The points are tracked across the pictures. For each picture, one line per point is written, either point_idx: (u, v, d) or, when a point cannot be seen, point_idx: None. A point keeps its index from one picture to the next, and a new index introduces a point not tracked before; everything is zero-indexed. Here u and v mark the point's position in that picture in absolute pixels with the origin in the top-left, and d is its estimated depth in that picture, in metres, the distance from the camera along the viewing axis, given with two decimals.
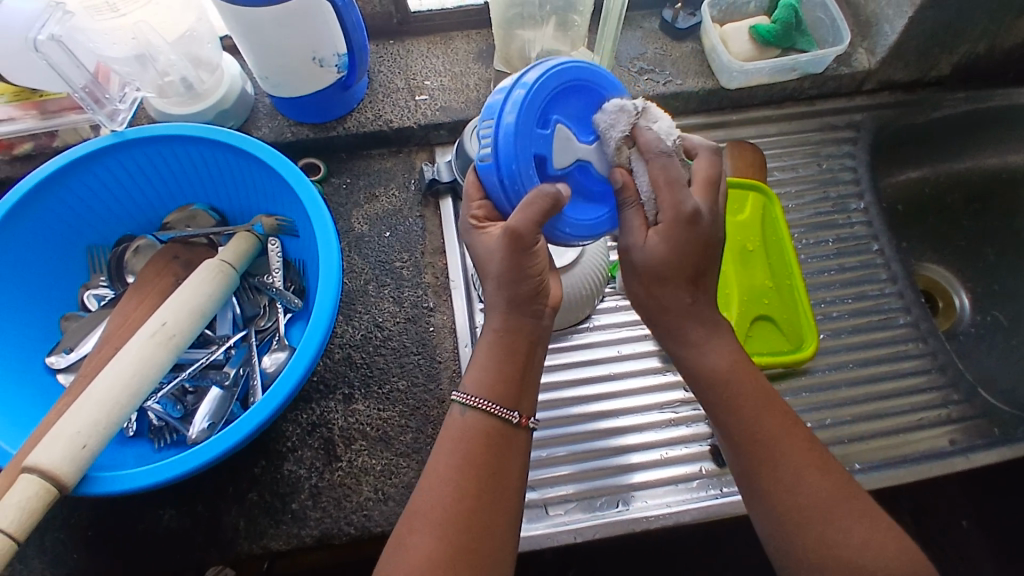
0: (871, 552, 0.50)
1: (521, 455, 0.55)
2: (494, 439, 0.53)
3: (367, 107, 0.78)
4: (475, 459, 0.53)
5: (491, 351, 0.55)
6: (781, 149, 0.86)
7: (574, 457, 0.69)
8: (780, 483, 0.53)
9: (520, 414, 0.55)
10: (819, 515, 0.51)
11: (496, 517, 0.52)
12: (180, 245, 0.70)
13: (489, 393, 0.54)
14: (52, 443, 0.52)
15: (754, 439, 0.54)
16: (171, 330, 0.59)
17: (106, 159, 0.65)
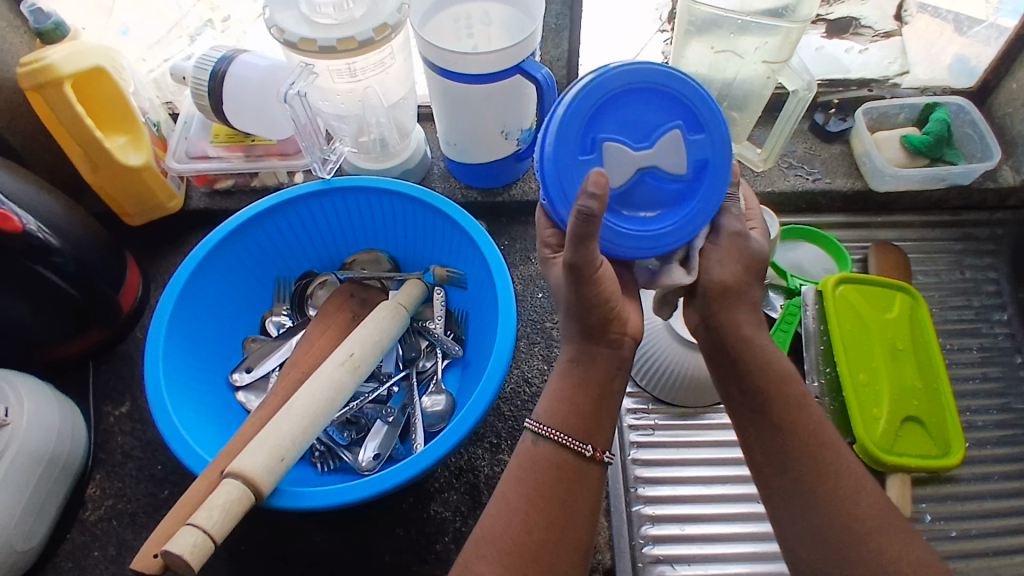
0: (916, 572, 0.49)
1: (592, 490, 0.55)
2: (566, 470, 0.55)
3: (531, 178, 0.84)
4: (546, 489, 0.54)
5: (563, 384, 0.58)
6: (924, 254, 0.87)
7: (707, 538, 0.67)
8: (837, 508, 0.51)
9: (594, 447, 0.56)
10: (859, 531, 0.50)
11: (558, 557, 0.53)
12: (355, 285, 0.76)
13: (560, 425, 0.56)
14: (256, 451, 0.55)
15: (802, 446, 0.54)
16: (357, 360, 0.65)
17: (312, 203, 0.73)
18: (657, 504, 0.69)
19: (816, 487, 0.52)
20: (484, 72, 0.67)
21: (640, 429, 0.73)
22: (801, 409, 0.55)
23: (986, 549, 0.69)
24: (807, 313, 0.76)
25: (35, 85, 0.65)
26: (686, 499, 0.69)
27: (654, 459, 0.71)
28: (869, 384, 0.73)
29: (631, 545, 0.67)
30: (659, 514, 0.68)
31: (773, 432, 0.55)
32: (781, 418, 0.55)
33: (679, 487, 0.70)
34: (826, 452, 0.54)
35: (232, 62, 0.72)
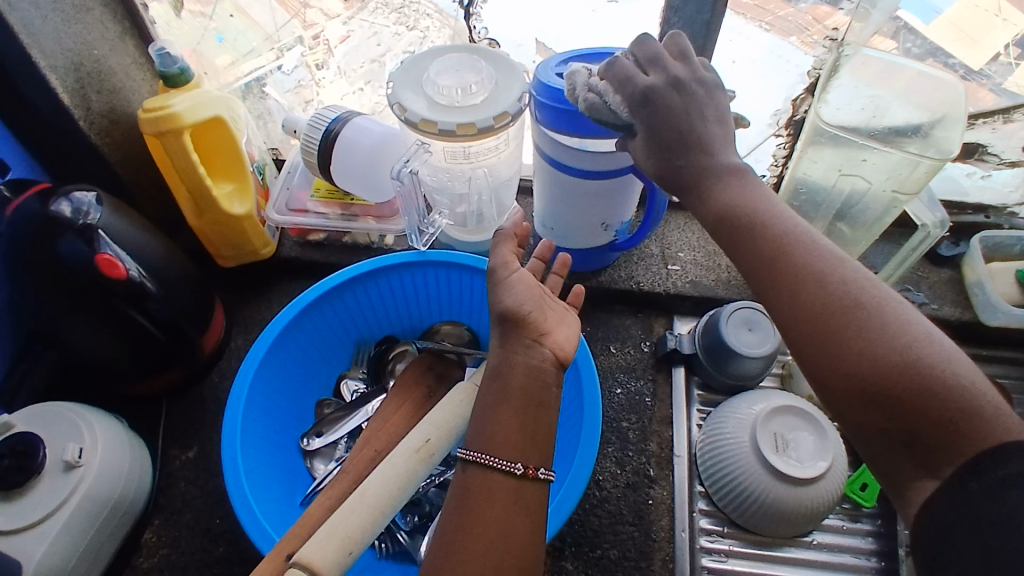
0: (911, 348, 0.40)
1: (531, 511, 0.47)
2: (494, 492, 0.47)
3: (621, 266, 0.83)
4: (477, 518, 0.46)
5: (480, 404, 0.51)
6: None
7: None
8: (853, 356, 0.41)
9: (526, 463, 0.48)
10: (847, 318, 0.42)
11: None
12: (433, 357, 0.74)
13: (488, 444, 0.49)
14: (326, 542, 0.54)
15: (778, 254, 0.46)
16: (432, 448, 0.62)
17: (404, 272, 0.72)
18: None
19: (797, 292, 0.44)
20: (595, 168, 0.66)
21: (714, 555, 0.68)
22: (778, 240, 0.46)
23: None
24: None
25: (157, 132, 0.66)
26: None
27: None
28: None
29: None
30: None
31: (770, 284, 0.46)
32: (768, 267, 0.46)
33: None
34: (807, 285, 0.44)
35: (346, 125, 0.72)
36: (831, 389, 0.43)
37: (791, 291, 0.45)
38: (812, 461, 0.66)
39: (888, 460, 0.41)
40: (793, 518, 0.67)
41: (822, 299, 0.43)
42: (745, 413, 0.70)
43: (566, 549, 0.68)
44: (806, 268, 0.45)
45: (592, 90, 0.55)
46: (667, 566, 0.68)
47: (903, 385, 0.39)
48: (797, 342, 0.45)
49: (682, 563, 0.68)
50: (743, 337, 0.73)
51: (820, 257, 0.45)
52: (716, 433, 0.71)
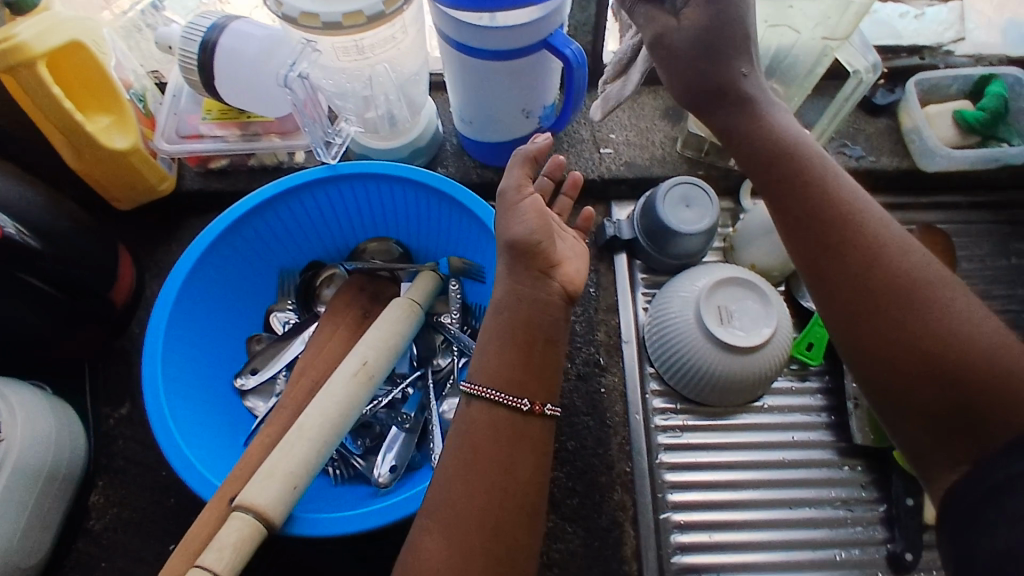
0: (967, 326, 0.42)
1: (533, 449, 0.52)
2: (501, 428, 0.52)
3: (551, 156, 0.78)
4: (484, 455, 0.51)
5: (492, 334, 0.55)
6: (968, 238, 0.81)
7: (734, 546, 0.66)
8: (914, 337, 0.43)
9: (532, 401, 0.53)
10: (913, 290, 0.44)
11: (505, 519, 0.50)
12: (365, 277, 0.71)
13: (494, 378, 0.53)
14: (266, 482, 0.52)
15: (845, 218, 0.47)
16: (371, 370, 0.60)
17: (317, 191, 0.67)
18: (687, 509, 0.67)
19: (845, 256, 0.47)
20: (511, 46, 0.60)
21: (669, 430, 0.70)
22: (846, 208, 0.48)
23: None
24: None
25: (7, 68, 0.57)
26: (714, 507, 0.67)
27: (683, 463, 0.68)
28: None
29: (661, 556, 0.65)
30: (682, 521, 0.66)
31: (831, 249, 0.47)
32: (834, 234, 0.47)
33: (714, 495, 0.67)
34: (886, 251, 0.46)
35: (223, 32, 0.65)
36: (875, 373, 0.45)
37: (847, 264, 0.46)
38: (756, 328, 0.66)
39: (925, 448, 0.43)
40: (741, 385, 0.68)
41: (875, 270, 0.45)
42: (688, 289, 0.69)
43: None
44: (913, 249, 0.45)
45: None
46: (624, 449, 0.69)
47: (946, 359, 0.42)
48: (847, 318, 0.46)
49: (639, 443, 0.69)
50: (680, 213, 0.71)
51: (882, 228, 0.47)
52: (661, 314, 0.70)
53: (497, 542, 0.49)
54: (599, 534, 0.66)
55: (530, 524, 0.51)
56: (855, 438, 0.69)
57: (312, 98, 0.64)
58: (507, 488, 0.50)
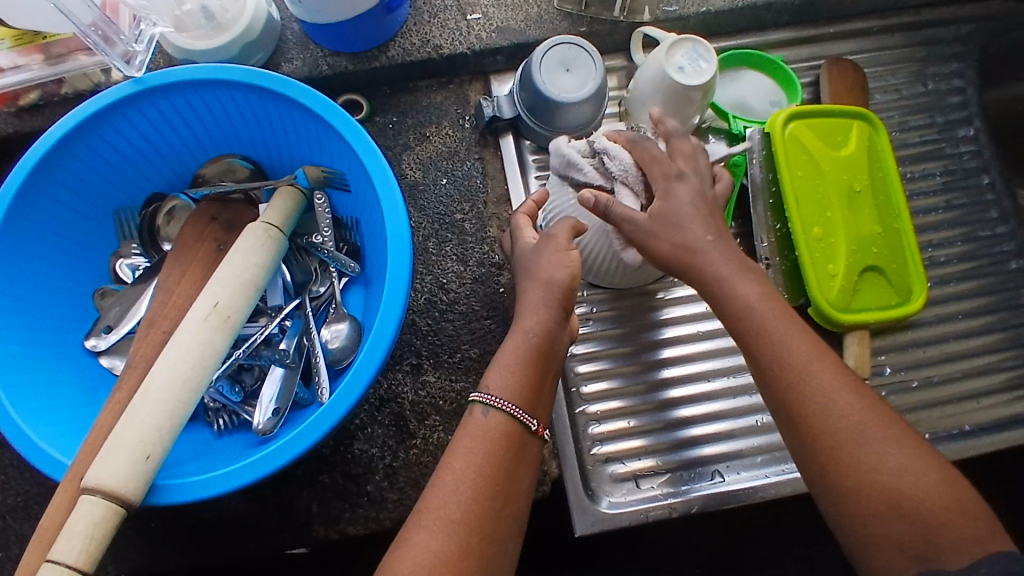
0: (910, 476, 0.46)
1: (530, 468, 0.51)
2: (512, 440, 0.50)
3: (412, 31, 0.67)
4: (495, 461, 0.49)
5: (519, 356, 0.52)
6: (883, 67, 0.75)
7: (667, 426, 0.64)
8: (812, 421, 0.49)
9: (539, 422, 0.52)
10: (852, 438, 0.47)
11: (501, 526, 0.48)
12: (216, 203, 0.62)
13: (512, 395, 0.51)
14: (112, 458, 0.45)
15: (784, 364, 0.50)
16: (226, 311, 0.52)
17: (129, 111, 0.56)
18: (618, 397, 0.64)
19: (790, 414, 0.49)
20: None
21: (593, 322, 0.66)
22: (777, 331, 0.50)
23: (949, 396, 0.65)
24: (754, 162, 0.67)
25: None
26: (649, 393, 0.64)
27: (604, 351, 0.65)
28: (827, 240, 0.65)
29: (593, 446, 0.63)
30: (608, 411, 0.64)
31: (771, 381, 0.50)
32: (780, 401, 0.50)
33: (649, 377, 0.65)
34: (821, 424, 0.48)
35: None
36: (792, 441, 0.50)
37: (791, 384, 0.49)
38: None
39: (896, 565, 0.46)
40: (639, 268, 0.62)
41: (789, 381, 0.49)
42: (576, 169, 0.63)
43: (429, 367, 0.63)
44: (820, 363, 0.49)
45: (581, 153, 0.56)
46: None
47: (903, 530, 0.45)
48: (762, 384, 0.51)
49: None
50: (558, 80, 0.62)
51: (818, 378, 0.49)
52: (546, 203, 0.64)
53: (493, 543, 0.47)
54: None
55: (515, 529, 0.49)
56: None
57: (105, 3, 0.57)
58: (509, 498, 0.49)
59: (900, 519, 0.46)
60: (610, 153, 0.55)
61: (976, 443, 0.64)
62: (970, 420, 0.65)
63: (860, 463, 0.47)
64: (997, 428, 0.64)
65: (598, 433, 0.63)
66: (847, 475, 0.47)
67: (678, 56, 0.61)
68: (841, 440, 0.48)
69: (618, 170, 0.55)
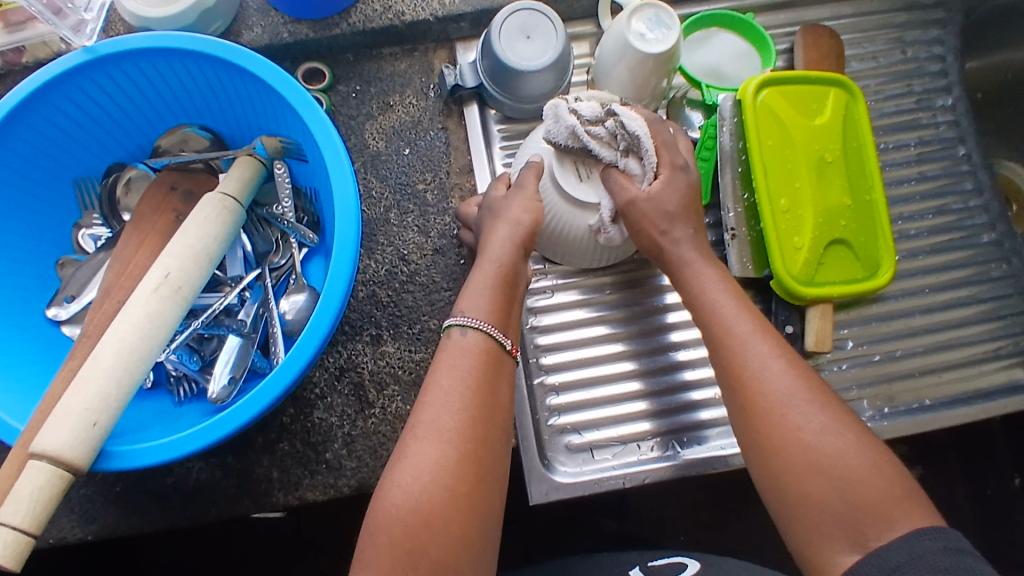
0: (829, 434, 0.48)
1: (509, 379, 0.52)
2: (490, 354, 0.51)
3: None
4: (477, 384, 0.49)
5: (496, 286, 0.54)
6: (861, 33, 0.72)
7: (670, 390, 0.65)
8: (747, 380, 0.51)
9: (512, 343, 0.53)
10: (785, 399, 0.50)
11: (493, 444, 0.49)
12: (177, 173, 0.62)
13: (489, 316, 0.52)
14: (59, 423, 0.46)
15: (728, 332, 0.53)
16: (176, 282, 0.52)
17: (82, 80, 0.56)
18: (623, 360, 0.65)
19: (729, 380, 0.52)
20: None
21: (578, 290, 0.67)
22: (728, 306, 0.55)
23: (912, 369, 0.65)
24: (724, 129, 0.65)
25: None
26: (656, 354, 0.66)
27: (606, 317, 0.66)
28: (794, 211, 0.64)
29: (604, 409, 0.64)
30: (611, 375, 0.65)
31: (719, 349, 0.54)
32: (722, 369, 0.53)
33: (656, 340, 0.66)
34: (759, 384, 0.51)
35: None
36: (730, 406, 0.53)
37: (734, 350, 0.52)
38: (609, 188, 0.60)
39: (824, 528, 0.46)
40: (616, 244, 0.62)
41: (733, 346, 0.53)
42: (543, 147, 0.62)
43: (390, 340, 0.63)
44: (758, 337, 0.52)
45: (575, 114, 0.56)
46: None
47: (814, 482, 0.47)
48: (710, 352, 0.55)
49: (564, 301, 0.66)
50: (518, 48, 0.61)
51: (759, 344, 0.52)
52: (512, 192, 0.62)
53: (487, 451, 0.48)
54: None
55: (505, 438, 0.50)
56: (733, 270, 0.65)
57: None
58: (496, 407, 0.49)
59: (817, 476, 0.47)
60: (622, 117, 0.56)
61: (936, 417, 0.63)
62: (930, 394, 0.64)
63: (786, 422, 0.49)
64: (958, 403, 0.64)
65: (605, 397, 0.64)
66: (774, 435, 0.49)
67: (638, 22, 0.60)
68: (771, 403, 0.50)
69: (630, 136, 0.56)
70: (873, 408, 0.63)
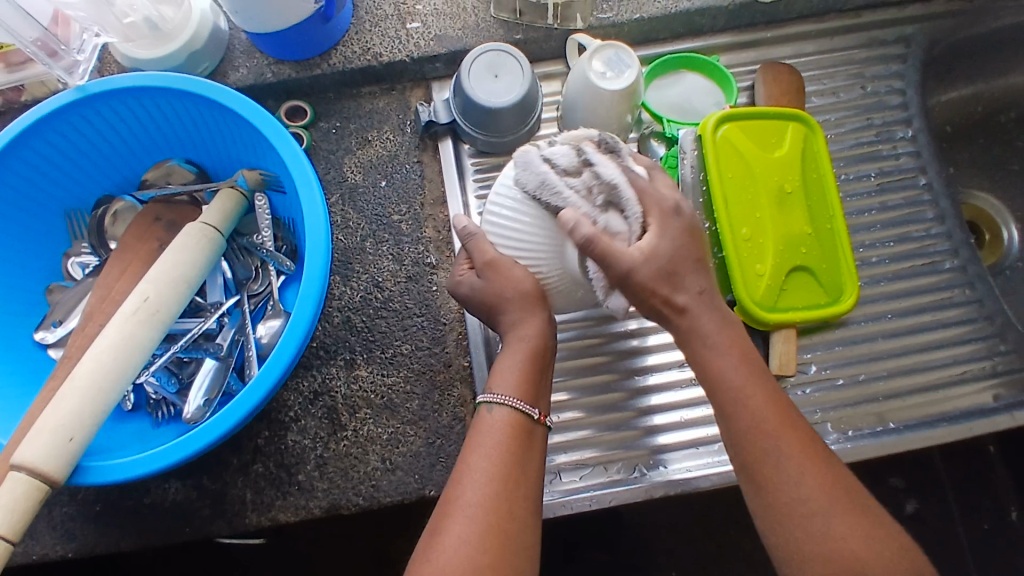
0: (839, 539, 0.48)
1: (540, 450, 0.54)
2: (521, 428, 0.53)
3: (353, 40, 0.70)
4: (504, 456, 0.51)
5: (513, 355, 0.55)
6: (821, 69, 0.75)
7: (662, 409, 0.66)
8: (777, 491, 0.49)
9: (541, 410, 0.55)
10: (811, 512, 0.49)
11: (517, 501, 0.50)
12: (162, 205, 0.65)
13: (517, 391, 0.54)
14: (35, 438, 0.48)
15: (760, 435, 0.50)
16: (154, 307, 0.55)
17: (73, 117, 0.60)
18: (608, 381, 0.66)
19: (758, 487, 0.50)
20: None
21: None
22: (759, 406, 0.51)
23: (876, 394, 0.66)
24: (685, 161, 0.67)
25: None
26: (647, 375, 0.67)
27: (594, 337, 0.68)
28: (754, 238, 0.65)
29: (578, 434, 0.65)
30: (593, 398, 0.66)
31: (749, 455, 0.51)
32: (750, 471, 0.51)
33: (648, 361, 0.67)
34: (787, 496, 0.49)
35: None
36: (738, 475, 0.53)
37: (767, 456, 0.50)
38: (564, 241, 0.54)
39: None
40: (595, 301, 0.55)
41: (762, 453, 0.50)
42: (552, 242, 0.53)
43: (364, 365, 0.65)
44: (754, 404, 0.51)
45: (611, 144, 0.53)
46: (461, 345, 0.66)
47: None
48: (736, 451, 0.52)
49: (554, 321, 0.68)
50: (487, 86, 0.65)
51: (788, 452, 0.50)
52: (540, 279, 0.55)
53: (512, 521, 0.50)
54: (442, 432, 0.63)
55: (532, 507, 0.51)
56: None
57: (56, 16, 0.60)
58: (522, 477, 0.51)
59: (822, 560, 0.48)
60: (599, 168, 0.50)
61: (901, 439, 0.64)
62: (894, 418, 0.65)
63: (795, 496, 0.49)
64: (923, 425, 0.65)
65: (593, 418, 0.65)
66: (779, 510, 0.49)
67: (597, 60, 0.63)
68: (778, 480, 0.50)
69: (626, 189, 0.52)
70: (837, 431, 0.64)
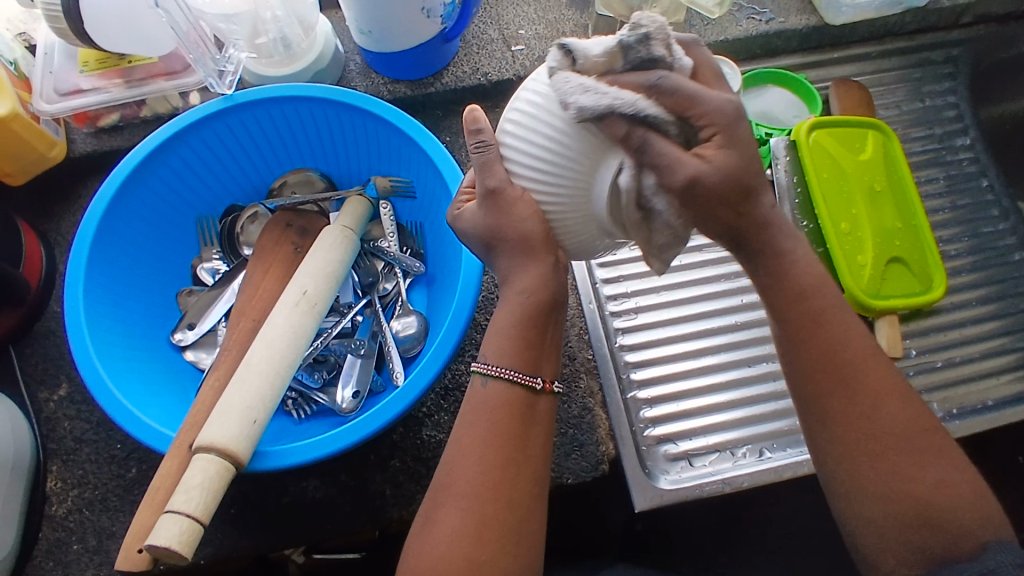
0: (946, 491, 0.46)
1: (546, 421, 0.51)
2: (520, 407, 0.49)
3: (463, 61, 0.76)
4: (503, 432, 0.49)
5: (512, 316, 0.49)
6: (883, 86, 0.83)
7: (776, 395, 0.69)
8: (848, 436, 0.47)
9: (544, 378, 0.51)
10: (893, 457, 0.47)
11: (518, 487, 0.48)
12: (290, 213, 0.67)
13: (514, 360, 0.49)
14: (222, 419, 0.49)
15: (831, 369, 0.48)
16: (313, 299, 0.56)
17: (218, 125, 0.63)
18: (725, 369, 0.70)
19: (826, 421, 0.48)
20: None
21: (655, 309, 0.72)
22: (834, 364, 0.48)
23: (972, 373, 0.70)
24: (779, 165, 0.73)
25: None
26: (758, 361, 0.70)
27: (715, 327, 0.72)
28: (855, 231, 0.71)
29: (701, 418, 0.68)
30: (717, 384, 0.69)
31: (821, 410, 0.48)
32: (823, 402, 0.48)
33: (759, 349, 0.71)
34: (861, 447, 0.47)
35: None
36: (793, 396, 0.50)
37: (850, 409, 0.47)
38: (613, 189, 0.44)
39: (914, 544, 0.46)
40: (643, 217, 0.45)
41: (828, 387, 0.48)
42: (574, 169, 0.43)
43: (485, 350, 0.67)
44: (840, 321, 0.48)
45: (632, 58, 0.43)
46: (584, 338, 0.68)
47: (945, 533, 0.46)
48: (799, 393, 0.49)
49: (680, 312, 0.72)
50: None
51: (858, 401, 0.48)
52: (552, 225, 0.47)
53: (511, 510, 0.48)
54: (573, 422, 0.63)
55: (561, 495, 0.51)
56: None
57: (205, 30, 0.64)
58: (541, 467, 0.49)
59: (875, 497, 0.47)
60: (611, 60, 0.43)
61: (1003, 414, 0.68)
62: (993, 395, 0.69)
63: (865, 429, 0.47)
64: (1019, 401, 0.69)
65: (713, 404, 0.68)
66: (840, 435, 0.48)
67: None
68: (843, 411, 0.48)
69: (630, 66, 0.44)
70: (943, 409, 0.68)
